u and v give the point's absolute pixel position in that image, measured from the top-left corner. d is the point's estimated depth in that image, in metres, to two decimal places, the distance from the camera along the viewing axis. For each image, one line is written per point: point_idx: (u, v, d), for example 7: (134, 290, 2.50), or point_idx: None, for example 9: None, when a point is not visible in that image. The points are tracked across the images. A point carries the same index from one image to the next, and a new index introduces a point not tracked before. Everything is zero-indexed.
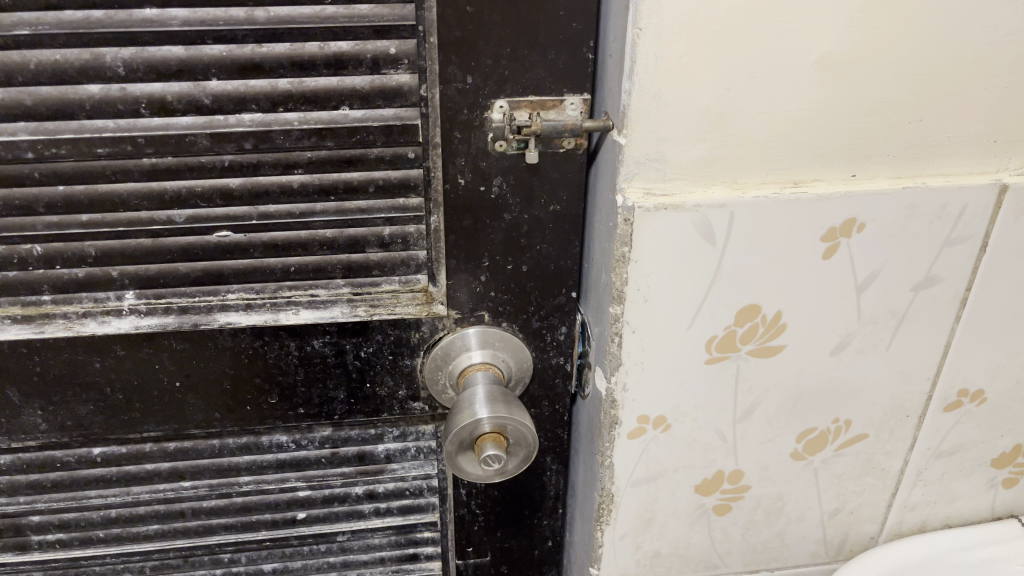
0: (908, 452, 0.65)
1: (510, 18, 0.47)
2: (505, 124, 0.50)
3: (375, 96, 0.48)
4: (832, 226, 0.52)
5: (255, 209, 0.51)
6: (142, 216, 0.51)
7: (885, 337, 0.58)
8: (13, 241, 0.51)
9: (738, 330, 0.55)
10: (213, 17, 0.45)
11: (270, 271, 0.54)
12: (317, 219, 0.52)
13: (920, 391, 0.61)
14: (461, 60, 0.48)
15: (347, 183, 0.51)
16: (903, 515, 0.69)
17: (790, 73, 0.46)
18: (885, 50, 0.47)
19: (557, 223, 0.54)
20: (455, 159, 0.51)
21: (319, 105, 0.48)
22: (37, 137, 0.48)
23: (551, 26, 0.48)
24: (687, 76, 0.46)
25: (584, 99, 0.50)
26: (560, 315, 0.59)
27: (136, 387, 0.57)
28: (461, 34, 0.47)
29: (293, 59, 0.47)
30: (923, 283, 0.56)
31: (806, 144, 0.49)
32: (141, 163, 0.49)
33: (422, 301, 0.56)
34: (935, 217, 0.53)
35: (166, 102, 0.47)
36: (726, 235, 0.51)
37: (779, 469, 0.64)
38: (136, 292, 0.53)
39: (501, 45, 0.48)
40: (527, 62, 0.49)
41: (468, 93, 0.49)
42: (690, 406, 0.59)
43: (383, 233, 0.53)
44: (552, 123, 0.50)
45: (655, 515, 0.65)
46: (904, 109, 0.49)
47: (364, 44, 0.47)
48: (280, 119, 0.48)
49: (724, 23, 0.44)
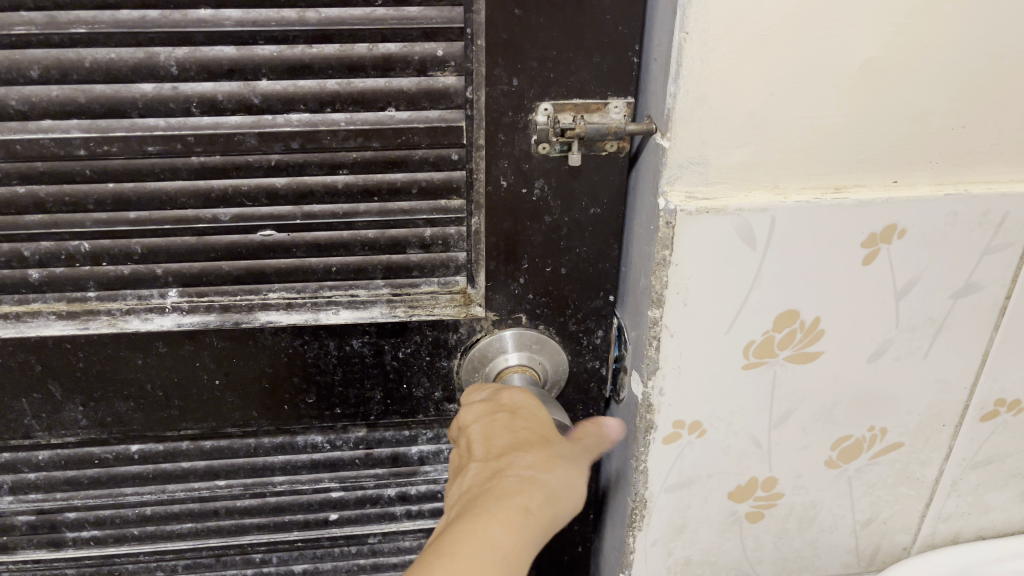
0: (944, 462, 0.64)
1: (559, 20, 0.46)
2: (549, 126, 0.49)
3: (421, 98, 0.49)
4: (873, 232, 0.51)
5: (299, 209, 0.52)
6: (188, 215, 0.51)
7: (923, 344, 0.57)
8: (61, 238, 0.51)
9: (776, 336, 0.55)
10: (266, 18, 0.45)
11: (311, 271, 0.54)
12: (360, 219, 0.52)
13: (957, 401, 0.61)
14: (507, 63, 0.47)
15: (390, 185, 0.51)
16: (936, 526, 0.68)
17: (834, 78, 0.46)
18: (933, 55, 0.46)
19: (596, 227, 0.54)
20: (497, 162, 0.51)
21: (366, 106, 0.48)
22: (89, 134, 0.48)
23: (598, 30, 0.47)
24: (731, 80, 0.45)
25: (628, 102, 0.50)
26: (597, 318, 0.58)
27: (177, 384, 0.57)
28: (509, 37, 0.47)
29: (342, 59, 0.47)
30: (962, 290, 0.55)
31: (849, 148, 0.49)
32: (189, 162, 0.49)
33: (461, 303, 0.56)
34: (977, 224, 0.52)
35: (216, 101, 0.47)
36: (767, 239, 0.51)
37: (813, 476, 0.63)
38: (180, 290, 0.54)
39: (548, 48, 0.47)
40: (572, 65, 0.48)
41: (513, 95, 0.49)
42: (726, 411, 0.58)
43: (425, 234, 0.53)
44: (595, 126, 0.49)
45: (688, 521, 0.64)
46: (949, 116, 0.49)
47: (412, 46, 0.47)
48: (327, 120, 0.49)
49: (770, 28, 0.44)
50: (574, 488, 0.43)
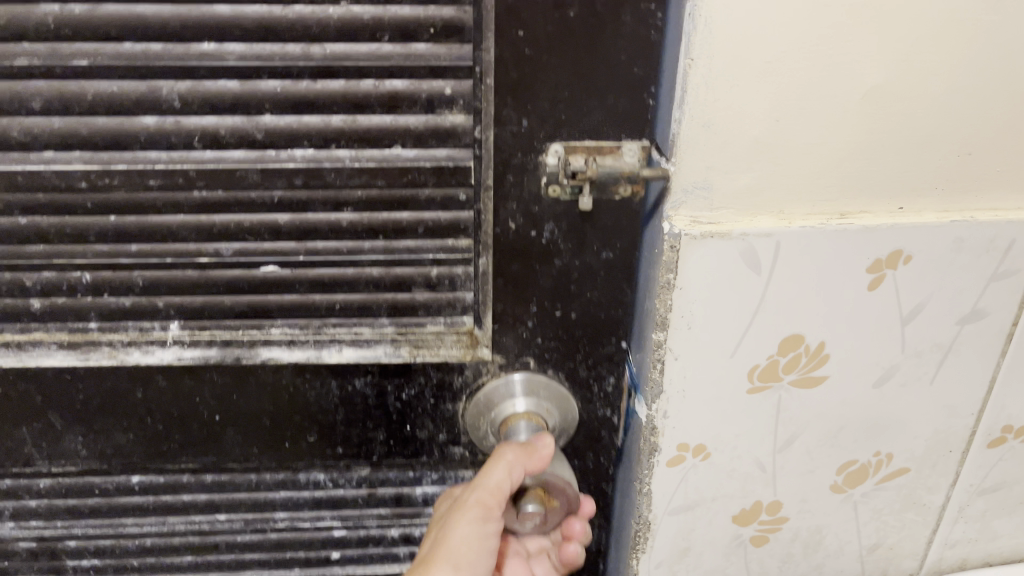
0: (951, 488, 0.64)
1: (570, 61, 0.46)
2: (560, 168, 0.49)
3: (428, 137, 0.48)
4: (878, 257, 0.51)
5: (302, 246, 0.51)
6: (190, 248, 0.51)
7: (929, 369, 0.57)
8: (62, 268, 0.51)
9: (781, 360, 0.55)
10: (270, 52, 0.45)
11: (314, 307, 0.54)
12: (365, 257, 0.52)
13: (964, 427, 0.60)
14: (516, 104, 0.48)
15: (396, 224, 0.51)
16: (943, 552, 0.68)
17: (841, 104, 0.46)
18: (939, 83, 0.46)
19: (608, 272, 0.54)
20: (507, 204, 0.51)
21: (372, 143, 0.48)
22: (91, 167, 0.48)
23: (611, 71, 0.47)
24: (737, 106, 0.45)
25: (641, 146, 0.49)
26: (607, 363, 0.58)
27: (176, 418, 0.58)
28: (519, 75, 0.47)
29: (347, 97, 0.47)
30: (969, 316, 0.55)
31: (855, 175, 0.49)
32: (191, 197, 0.49)
33: (467, 344, 0.56)
34: (984, 250, 0.52)
35: (219, 136, 0.47)
36: (772, 263, 0.50)
37: (818, 501, 0.63)
38: (181, 323, 0.54)
39: (560, 88, 0.47)
40: (585, 108, 0.48)
41: (523, 136, 0.49)
42: (731, 435, 0.58)
43: (431, 273, 0.53)
44: (606, 170, 0.49)
45: (691, 545, 0.64)
46: (955, 143, 0.48)
47: (420, 83, 0.47)
48: (332, 156, 0.49)
49: (775, 54, 0.44)
50: (451, 545, 0.51)
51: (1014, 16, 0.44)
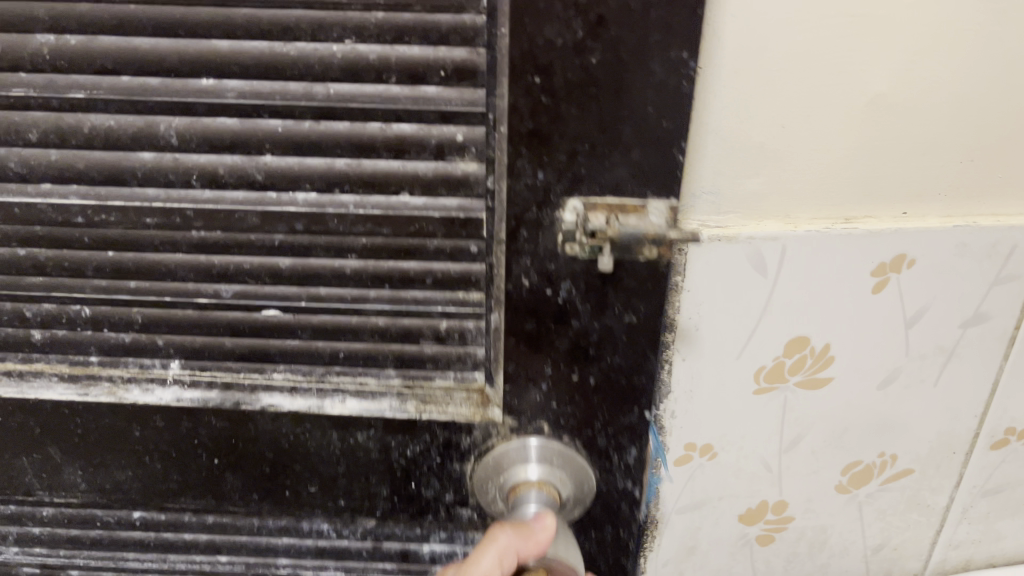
0: (954, 489, 0.64)
1: (592, 113, 0.44)
2: (577, 226, 0.47)
3: (438, 184, 0.47)
4: (882, 261, 0.51)
5: (306, 291, 0.51)
6: (189, 287, 0.51)
7: (932, 372, 0.57)
8: (62, 301, 0.52)
9: (786, 362, 0.55)
10: (270, 90, 0.45)
11: (318, 354, 0.53)
12: (370, 306, 0.51)
13: (967, 429, 0.60)
14: (532, 155, 0.45)
15: (403, 274, 0.50)
16: (947, 552, 0.68)
17: (845, 111, 0.45)
18: (943, 90, 0.45)
19: (630, 335, 0.51)
20: (520, 259, 0.48)
21: (377, 189, 0.47)
22: (88, 202, 0.49)
23: (637, 122, 0.44)
24: (741, 113, 0.45)
25: (669, 205, 0.47)
26: (627, 430, 0.55)
27: (174, 459, 0.59)
28: (534, 125, 0.44)
29: (351, 138, 0.46)
30: (971, 320, 0.55)
31: (860, 181, 0.48)
32: (189, 236, 0.50)
33: (477, 402, 0.54)
34: (985, 256, 0.52)
35: (217, 175, 0.47)
36: (778, 267, 0.50)
37: (823, 501, 0.63)
38: (182, 361, 0.54)
39: (579, 139, 0.45)
40: (608, 160, 0.45)
41: (539, 189, 0.46)
42: (737, 436, 0.58)
43: (440, 326, 0.51)
44: (631, 231, 0.46)
45: (698, 543, 0.65)
46: (959, 149, 0.48)
47: (429, 128, 0.45)
48: (335, 201, 0.48)
49: (779, 61, 0.43)
50: None
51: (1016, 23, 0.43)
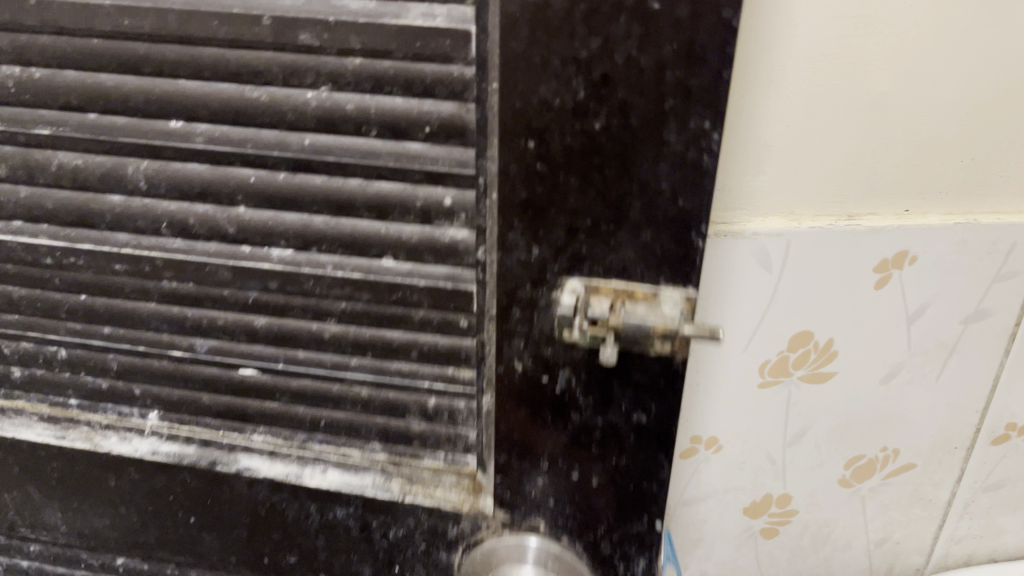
0: (955, 484, 0.63)
1: (596, 185, 0.41)
2: (578, 309, 0.43)
3: (424, 251, 0.45)
4: (884, 258, 0.50)
5: (284, 351, 0.50)
6: (163, 338, 0.52)
7: (934, 368, 0.56)
8: (40, 342, 0.54)
9: (790, 356, 0.55)
10: (241, 136, 0.44)
11: (298, 419, 0.53)
12: (351, 373, 0.50)
13: (968, 424, 0.60)
14: (525, 228, 0.42)
15: (387, 343, 0.48)
16: (949, 547, 0.67)
17: (845, 112, 0.45)
18: (943, 89, 0.44)
19: (637, 437, 0.48)
20: (512, 340, 0.46)
21: (360, 251, 0.46)
22: (56, 243, 0.50)
23: (648, 200, 0.41)
24: (741, 111, 0.45)
25: (686, 295, 0.43)
26: (633, 542, 0.52)
27: (150, 513, 0.59)
28: (530, 197, 0.41)
29: (328, 195, 0.44)
30: (971, 316, 0.54)
31: (862, 180, 0.48)
32: (159, 285, 0.50)
33: (467, 489, 0.52)
34: (984, 254, 0.51)
35: (188, 225, 0.47)
36: (781, 263, 0.50)
37: (826, 495, 0.63)
38: (160, 414, 0.55)
39: (581, 214, 0.42)
40: (613, 241, 0.42)
41: (533, 266, 0.43)
42: (741, 427, 0.59)
43: (427, 403, 0.50)
44: (637, 320, 0.42)
45: (703, 535, 0.66)
46: (959, 148, 0.47)
47: (415, 188, 0.43)
48: (313, 259, 0.47)
49: (776, 60, 0.43)
50: None
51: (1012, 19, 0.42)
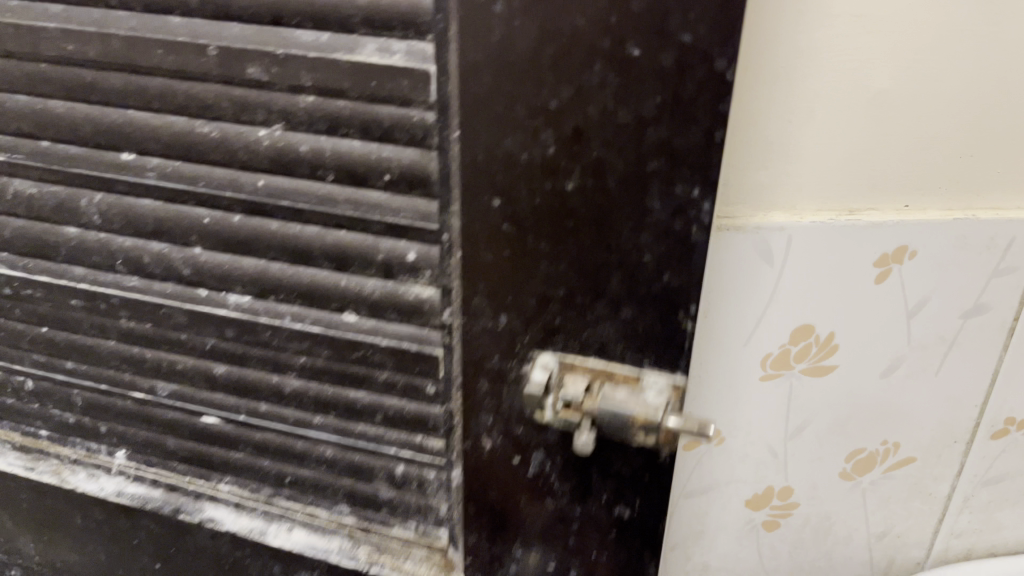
0: (955, 477, 0.63)
1: (564, 254, 0.42)
2: (551, 386, 0.45)
3: (387, 307, 0.48)
4: (885, 253, 0.49)
5: (248, 406, 0.56)
6: (126, 378, 0.59)
7: (935, 361, 0.56)
8: (11, 372, 0.63)
9: (792, 349, 0.54)
10: (194, 169, 0.48)
11: (259, 469, 0.59)
12: (315, 431, 0.55)
13: (968, 418, 0.59)
14: (491, 294, 0.44)
15: (353, 406, 0.53)
16: (950, 541, 0.67)
17: (839, 109, 0.44)
18: (942, 84, 0.43)
19: (621, 528, 0.51)
20: (481, 416, 0.49)
21: (319, 303, 0.50)
22: (12, 275, 0.57)
23: (625, 267, 0.42)
24: (733, 107, 0.44)
25: (673, 384, 0.44)
26: None
27: (119, 553, 0.66)
28: (509, 255, 0.43)
29: (287, 278, 0.50)
30: (971, 311, 0.53)
31: (858, 176, 0.47)
32: (117, 324, 0.56)
33: (439, 564, 0.57)
34: (984, 249, 0.50)
35: (144, 262, 0.53)
36: (783, 258, 0.49)
37: (828, 488, 0.63)
38: (127, 454, 0.63)
39: (557, 286, 0.43)
40: (591, 318, 0.44)
41: (498, 332, 0.45)
42: (741, 420, 0.59)
43: (397, 470, 0.54)
44: (614, 403, 0.43)
45: (705, 528, 0.66)
46: (958, 144, 0.46)
47: (378, 241, 0.47)
48: (271, 308, 0.52)
49: (769, 55, 0.42)
50: None
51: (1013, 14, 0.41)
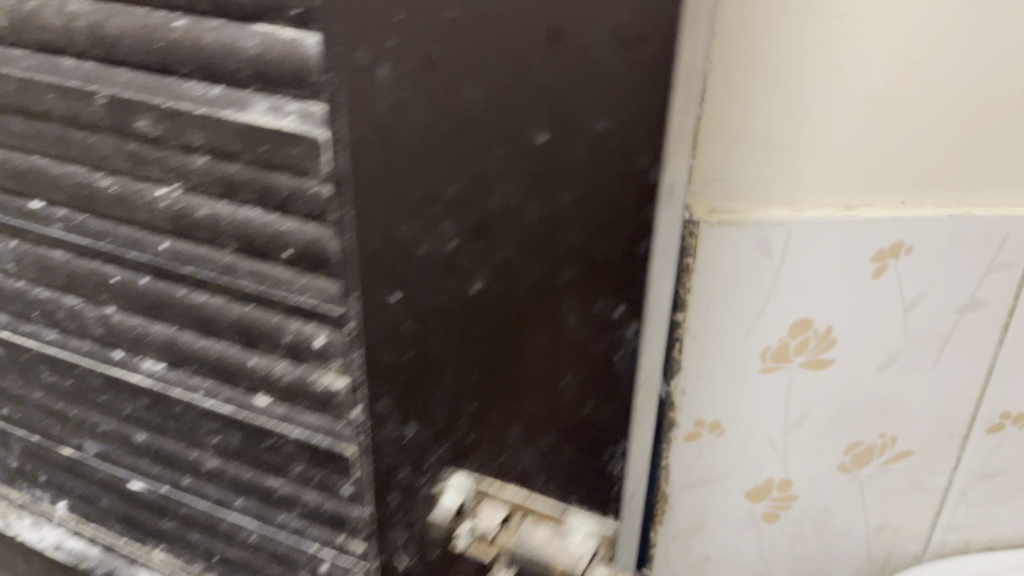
0: (952, 471, 0.69)
1: (470, 349, 0.47)
2: (467, 513, 0.53)
3: (297, 391, 0.53)
4: (882, 248, 0.56)
5: (173, 484, 0.64)
6: (62, 435, 0.68)
7: (930, 356, 0.61)
8: None
9: (791, 343, 0.59)
10: (111, 232, 0.54)
11: (191, 543, 0.66)
12: (239, 503, 0.61)
13: (964, 412, 0.65)
14: (403, 401, 0.48)
15: (279, 494, 0.59)
16: (947, 535, 0.73)
17: (847, 108, 0.51)
18: (939, 87, 0.50)
19: None
20: (394, 529, 0.54)
21: (234, 379, 0.55)
22: None
23: (543, 373, 0.48)
24: (751, 106, 0.50)
25: (591, 534, 0.53)
26: None
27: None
28: (410, 357, 0.47)
29: (209, 354, 0.55)
30: (966, 306, 0.59)
31: (861, 172, 0.53)
32: (52, 382, 0.65)
33: None
34: (979, 244, 0.57)
35: (59, 316, 0.61)
36: (782, 249, 0.55)
37: (826, 481, 0.68)
38: (66, 510, 0.72)
39: (466, 385, 0.48)
40: (513, 414, 0.50)
41: (412, 446, 0.50)
42: (745, 413, 0.63)
43: (318, 566, 0.60)
44: (527, 553, 0.52)
45: (706, 519, 0.69)
46: (954, 144, 0.53)
47: (286, 320, 0.50)
48: (188, 378, 0.57)
49: (788, 60, 0.49)
50: None
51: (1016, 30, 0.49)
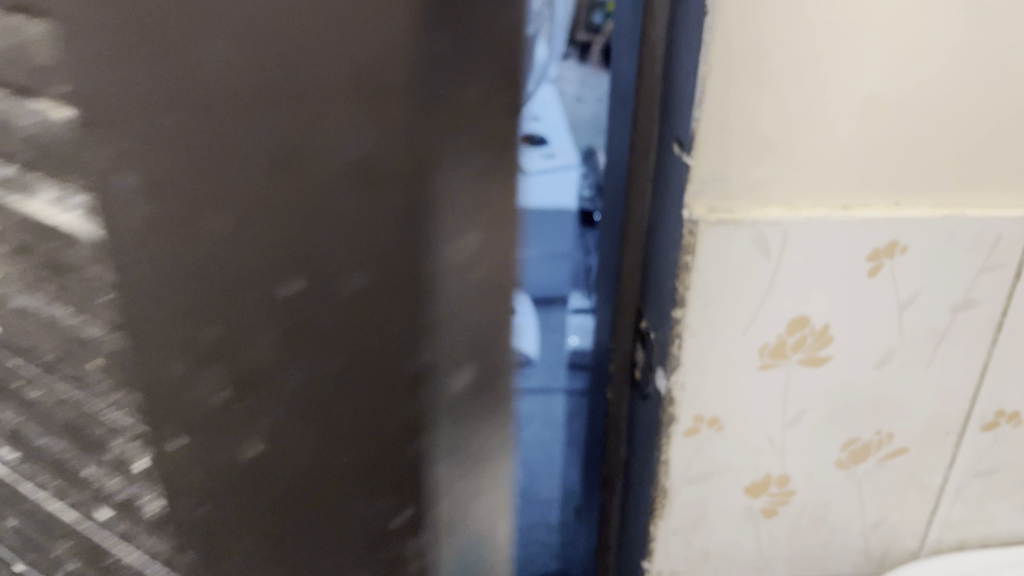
0: (948, 469, 0.70)
1: (249, 479, 0.46)
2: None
3: (122, 458, 0.50)
4: (877, 247, 0.57)
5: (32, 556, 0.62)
6: None
7: (925, 354, 0.63)
8: None
9: (789, 339, 0.60)
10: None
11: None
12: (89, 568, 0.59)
13: (959, 409, 0.66)
14: (186, 490, 0.48)
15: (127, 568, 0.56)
16: (943, 532, 0.74)
17: (842, 108, 0.52)
18: (929, 87, 0.53)
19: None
20: None
21: (72, 433, 0.53)
22: None
23: (330, 518, 0.48)
24: (749, 108, 0.51)
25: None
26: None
27: None
28: (200, 466, 0.47)
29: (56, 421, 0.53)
30: (961, 305, 0.61)
31: (856, 171, 0.55)
32: None
33: None
34: (973, 244, 0.58)
35: None
36: (781, 248, 0.56)
37: (824, 476, 0.69)
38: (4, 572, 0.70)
39: (260, 505, 0.47)
40: (317, 545, 0.49)
41: (213, 525, 0.48)
42: (743, 409, 0.63)
43: None
44: None
45: (706, 514, 0.69)
46: (944, 143, 0.55)
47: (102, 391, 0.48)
48: (31, 428, 0.55)
49: (785, 63, 0.50)
50: None
51: (1005, 29, 0.51)
